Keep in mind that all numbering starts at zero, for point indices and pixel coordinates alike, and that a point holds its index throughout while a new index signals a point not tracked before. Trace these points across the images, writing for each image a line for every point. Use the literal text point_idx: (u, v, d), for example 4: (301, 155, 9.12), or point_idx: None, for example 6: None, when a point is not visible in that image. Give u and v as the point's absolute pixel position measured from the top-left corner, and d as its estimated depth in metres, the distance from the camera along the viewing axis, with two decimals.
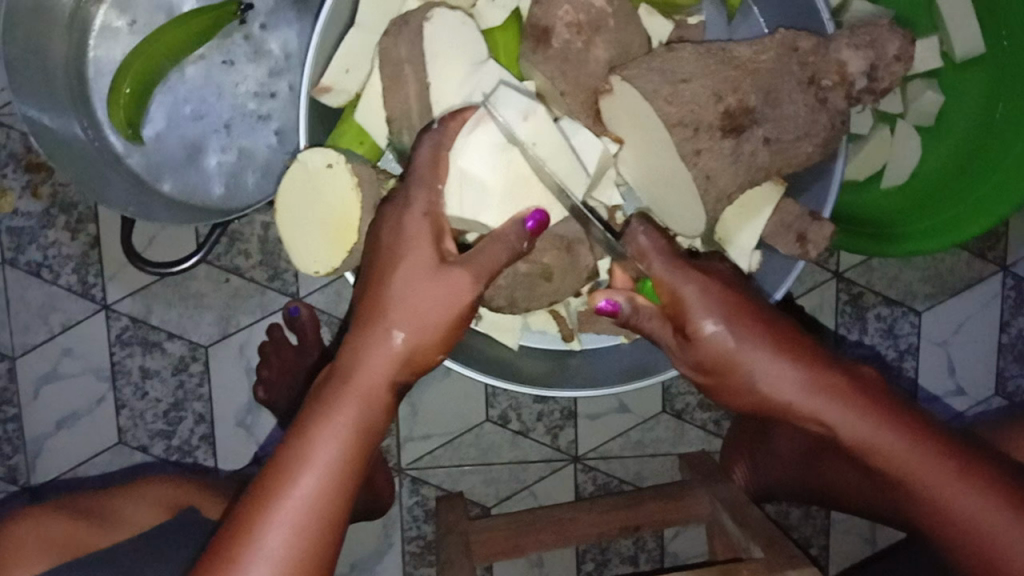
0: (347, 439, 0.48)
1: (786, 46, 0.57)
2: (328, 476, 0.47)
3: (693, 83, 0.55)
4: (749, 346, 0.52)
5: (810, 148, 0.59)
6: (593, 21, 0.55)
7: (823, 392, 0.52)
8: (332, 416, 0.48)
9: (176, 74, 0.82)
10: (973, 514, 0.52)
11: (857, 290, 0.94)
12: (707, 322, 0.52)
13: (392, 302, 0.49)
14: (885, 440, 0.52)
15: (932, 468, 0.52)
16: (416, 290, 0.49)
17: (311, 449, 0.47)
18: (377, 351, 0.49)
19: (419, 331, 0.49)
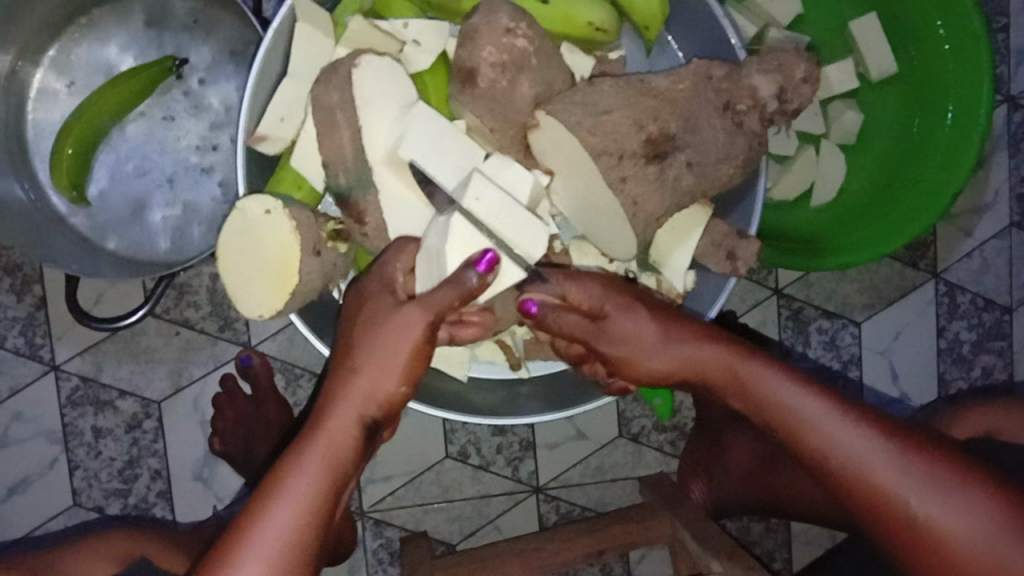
0: (322, 480, 0.49)
1: (700, 75, 0.60)
2: (308, 509, 0.48)
3: (614, 115, 0.57)
4: (647, 320, 0.57)
5: (731, 170, 0.61)
6: (516, 60, 0.58)
7: (706, 348, 0.56)
8: (303, 456, 0.49)
9: (117, 133, 0.83)
10: (883, 474, 0.49)
11: (797, 305, 0.97)
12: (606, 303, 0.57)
13: (360, 340, 0.53)
14: (760, 380, 0.54)
15: (822, 414, 0.51)
16: (382, 328, 0.52)
17: (286, 489, 0.48)
18: (347, 389, 0.52)
19: (384, 368, 0.52)
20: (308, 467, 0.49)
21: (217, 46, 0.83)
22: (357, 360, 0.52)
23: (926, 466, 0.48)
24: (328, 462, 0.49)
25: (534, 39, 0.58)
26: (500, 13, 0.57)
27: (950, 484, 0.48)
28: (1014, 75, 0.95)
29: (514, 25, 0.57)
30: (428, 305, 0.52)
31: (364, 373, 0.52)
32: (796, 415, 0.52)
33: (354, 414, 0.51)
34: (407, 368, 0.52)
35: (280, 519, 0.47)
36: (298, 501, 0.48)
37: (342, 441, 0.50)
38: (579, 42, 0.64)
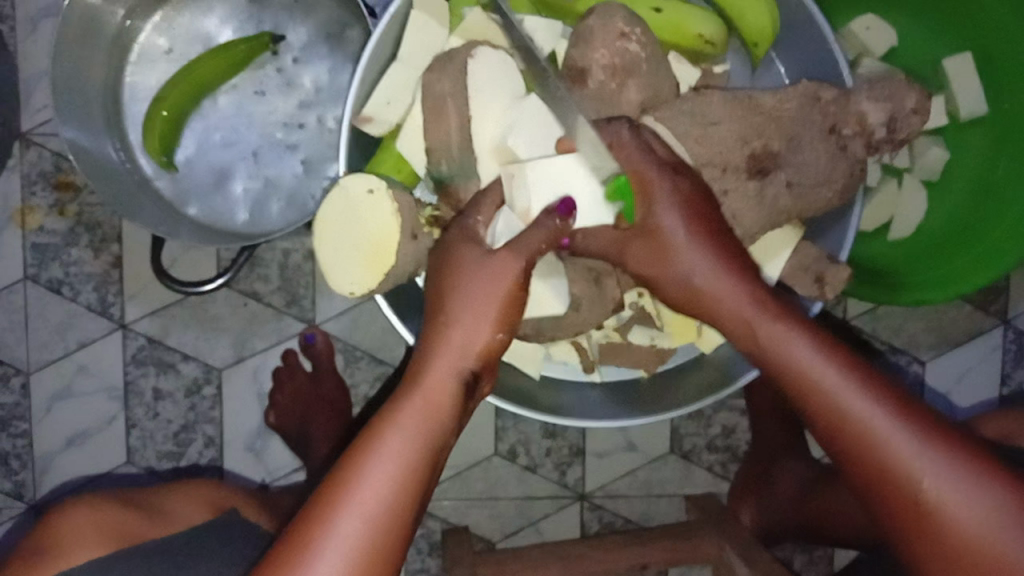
0: (423, 433, 0.50)
1: (809, 96, 0.60)
2: (408, 462, 0.50)
3: (721, 127, 0.58)
4: (694, 247, 0.53)
5: (830, 193, 0.61)
6: (627, 65, 0.58)
7: (738, 289, 0.53)
8: (401, 413, 0.51)
9: (209, 102, 0.85)
10: (892, 456, 0.49)
11: (862, 338, 0.96)
12: (667, 217, 0.52)
13: (456, 293, 0.52)
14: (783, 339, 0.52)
15: (836, 383, 0.50)
16: (471, 282, 0.52)
17: (385, 441, 0.50)
18: (446, 345, 0.52)
19: (476, 320, 0.52)
20: (403, 422, 0.50)
21: (314, 27, 0.85)
22: (450, 313, 0.52)
23: (926, 442, 0.48)
24: (425, 414, 0.51)
25: (646, 46, 0.58)
26: (616, 17, 0.57)
27: (957, 476, 0.48)
28: None
29: (629, 30, 0.57)
30: (513, 254, 0.52)
31: (459, 326, 0.52)
32: (814, 383, 0.51)
33: (445, 370, 0.52)
34: (495, 318, 0.52)
35: (381, 474, 0.49)
36: (399, 454, 0.49)
37: (437, 395, 0.51)
38: (686, 53, 0.64)
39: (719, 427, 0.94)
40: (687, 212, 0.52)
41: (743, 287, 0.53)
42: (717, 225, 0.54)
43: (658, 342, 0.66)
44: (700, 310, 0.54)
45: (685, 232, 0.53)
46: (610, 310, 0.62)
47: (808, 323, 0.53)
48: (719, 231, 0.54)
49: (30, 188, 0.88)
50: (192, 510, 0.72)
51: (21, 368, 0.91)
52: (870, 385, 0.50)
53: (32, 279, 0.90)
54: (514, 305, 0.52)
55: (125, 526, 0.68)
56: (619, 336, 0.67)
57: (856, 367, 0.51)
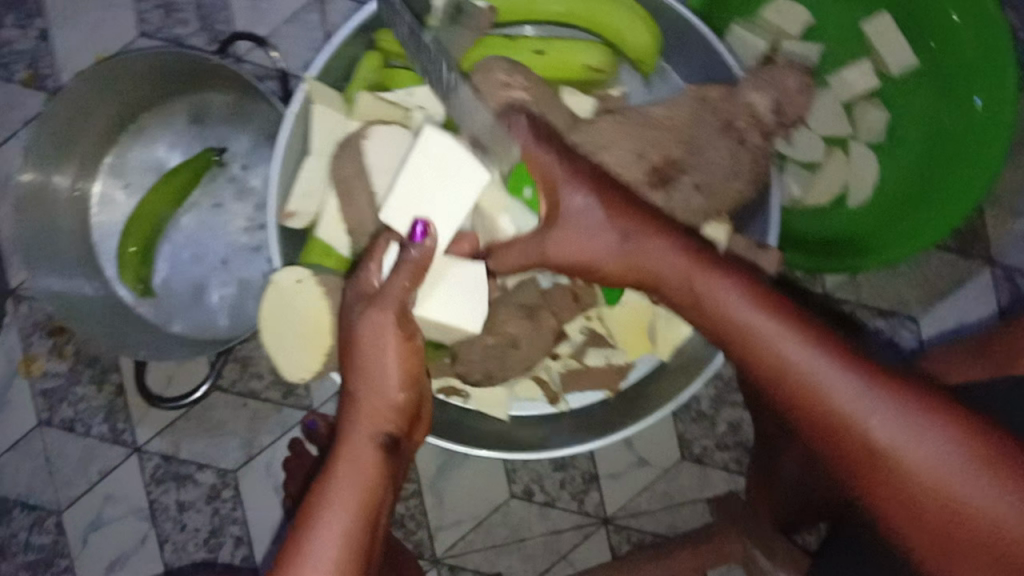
0: (348, 511, 0.49)
1: (695, 100, 0.62)
2: (343, 542, 0.48)
3: (612, 148, 0.60)
4: (617, 223, 0.52)
5: (740, 186, 0.62)
6: (517, 110, 0.60)
7: (650, 240, 0.51)
8: (328, 497, 0.50)
9: (173, 224, 0.91)
10: (874, 428, 0.44)
11: (848, 307, 0.97)
12: (580, 198, 0.52)
13: (353, 367, 0.52)
14: (710, 287, 0.49)
15: (778, 334, 0.46)
16: (361, 345, 0.51)
17: (313, 529, 0.49)
18: (365, 411, 0.52)
19: (375, 384, 0.51)
20: (327, 503, 0.50)
21: (255, 134, 0.90)
22: (353, 385, 0.52)
23: (888, 392, 0.44)
24: (353, 492, 0.50)
25: (532, 90, 0.61)
26: (495, 70, 0.60)
27: (971, 467, 0.42)
28: None
29: (510, 78, 0.60)
30: (381, 306, 0.52)
31: (365, 393, 0.52)
32: (756, 334, 0.47)
33: (363, 441, 0.51)
34: (399, 371, 0.51)
35: (320, 558, 0.48)
36: (331, 538, 0.48)
37: (360, 464, 0.50)
38: (578, 86, 0.66)
39: (725, 425, 0.94)
40: (594, 187, 0.52)
41: (694, 266, 0.50)
42: (624, 207, 0.52)
43: (613, 359, 0.68)
44: (635, 281, 0.53)
45: (590, 208, 0.52)
46: (551, 339, 0.64)
47: (743, 275, 0.50)
48: (634, 209, 0.53)
49: (29, 339, 0.94)
50: None
51: (53, 508, 0.96)
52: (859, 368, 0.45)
53: (46, 423, 0.95)
54: (412, 355, 0.52)
55: None
56: (577, 361, 0.68)
57: (804, 324, 0.47)
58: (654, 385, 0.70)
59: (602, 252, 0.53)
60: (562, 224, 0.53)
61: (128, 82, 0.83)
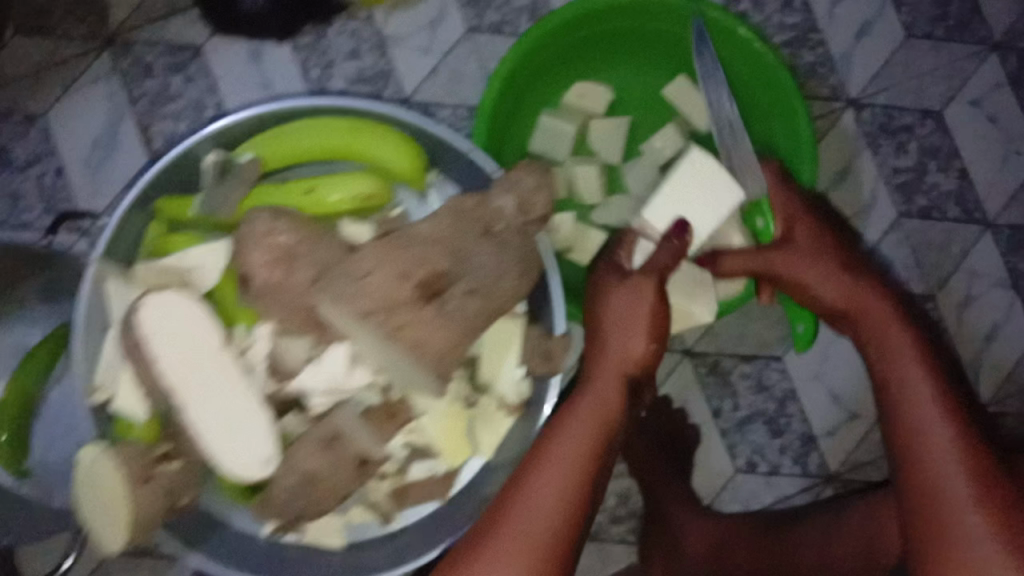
0: (570, 453, 0.64)
1: (453, 211, 0.64)
2: (563, 492, 0.63)
3: (375, 275, 0.61)
4: (818, 267, 0.74)
5: (512, 283, 0.65)
6: (284, 255, 0.62)
7: (849, 275, 0.73)
8: (576, 432, 0.65)
9: (43, 401, 0.88)
10: (944, 463, 0.61)
11: (711, 358, 0.95)
12: (797, 237, 0.77)
13: (606, 333, 0.68)
14: (868, 304, 0.72)
15: (898, 342, 0.69)
16: (619, 303, 0.68)
17: (547, 470, 0.63)
18: (609, 359, 0.68)
19: (626, 344, 0.67)
20: (554, 455, 0.64)
21: None
22: (606, 334, 0.68)
23: (954, 424, 0.63)
24: (594, 427, 0.65)
25: (295, 233, 0.63)
26: (256, 221, 0.63)
27: (974, 495, 0.60)
28: (848, 78, 0.96)
29: (272, 227, 0.63)
30: (636, 283, 0.68)
31: (613, 348, 0.68)
32: (890, 341, 0.69)
33: (614, 386, 0.67)
34: (645, 327, 0.67)
35: (544, 501, 0.62)
36: (554, 489, 0.63)
37: (602, 407, 0.66)
38: (356, 213, 0.69)
39: (615, 497, 0.95)
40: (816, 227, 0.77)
41: (877, 295, 0.72)
42: (813, 226, 0.77)
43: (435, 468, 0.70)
44: (847, 311, 0.73)
45: (800, 234, 0.77)
46: (357, 471, 0.64)
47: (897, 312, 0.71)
48: (819, 230, 0.77)
49: None
50: None
51: None
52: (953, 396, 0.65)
53: None
54: (658, 318, 0.68)
55: None
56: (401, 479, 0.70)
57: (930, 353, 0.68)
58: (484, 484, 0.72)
59: (812, 288, 0.74)
60: (791, 248, 0.76)
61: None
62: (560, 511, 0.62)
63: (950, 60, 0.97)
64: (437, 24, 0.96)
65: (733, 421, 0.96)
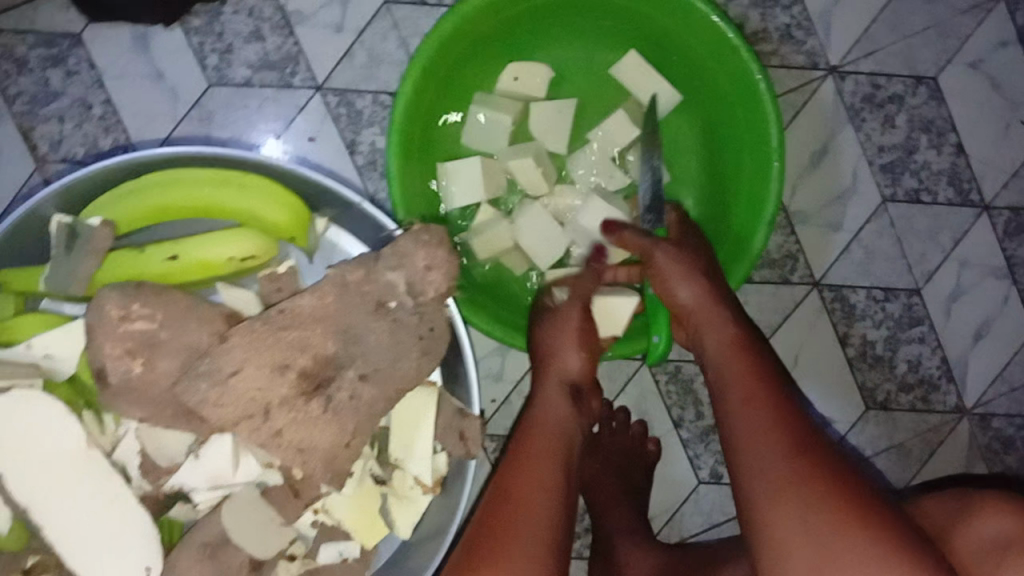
0: (544, 452, 0.59)
1: (340, 282, 0.55)
2: (551, 484, 0.57)
3: (244, 371, 0.52)
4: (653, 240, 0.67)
5: (415, 362, 0.57)
6: (145, 342, 0.54)
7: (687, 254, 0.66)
8: (529, 438, 0.61)
9: None
10: (750, 425, 0.53)
11: (672, 366, 0.87)
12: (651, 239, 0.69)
13: (546, 350, 0.66)
14: (687, 292, 0.64)
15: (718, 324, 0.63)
16: (552, 330, 0.67)
17: (528, 464, 0.58)
18: (564, 360, 0.66)
19: (573, 350, 0.66)
20: (529, 458, 0.58)
21: None
22: (545, 353, 0.66)
23: (759, 387, 0.55)
24: (555, 434, 0.61)
25: (157, 315, 0.55)
26: (106, 301, 0.54)
27: (792, 470, 0.49)
28: (828, 43, 0.84)
29: (127, 310, 0.54)
30: (562, 318, 0.67)
31: (556, 357, 0.66)
32: (713, 319, 0.63)
33: (559, 393, 0.64)
34: (575, 340, 0.66)
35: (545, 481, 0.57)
36: (543, 474, 0.57)
37: (548, 414, 0.62)
38: (231, 276, 0.60)
39: (570, 514, 0.89)
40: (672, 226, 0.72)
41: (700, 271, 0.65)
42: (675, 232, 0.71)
43: (347, 552, 0.62)
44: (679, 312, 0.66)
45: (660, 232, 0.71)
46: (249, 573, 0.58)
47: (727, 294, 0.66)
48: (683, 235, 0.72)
49: None
50: None
51: None
52: (772, 380, 0.56)
53: None
54: (588, 335, 0.67)
55: None
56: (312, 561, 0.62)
57: (748, 334, 0.62)
58: (403, 562, 0.64)
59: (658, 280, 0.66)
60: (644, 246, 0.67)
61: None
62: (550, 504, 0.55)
63: (940, 21, 0.85)
64: None
65: (696, 430, 0.88)
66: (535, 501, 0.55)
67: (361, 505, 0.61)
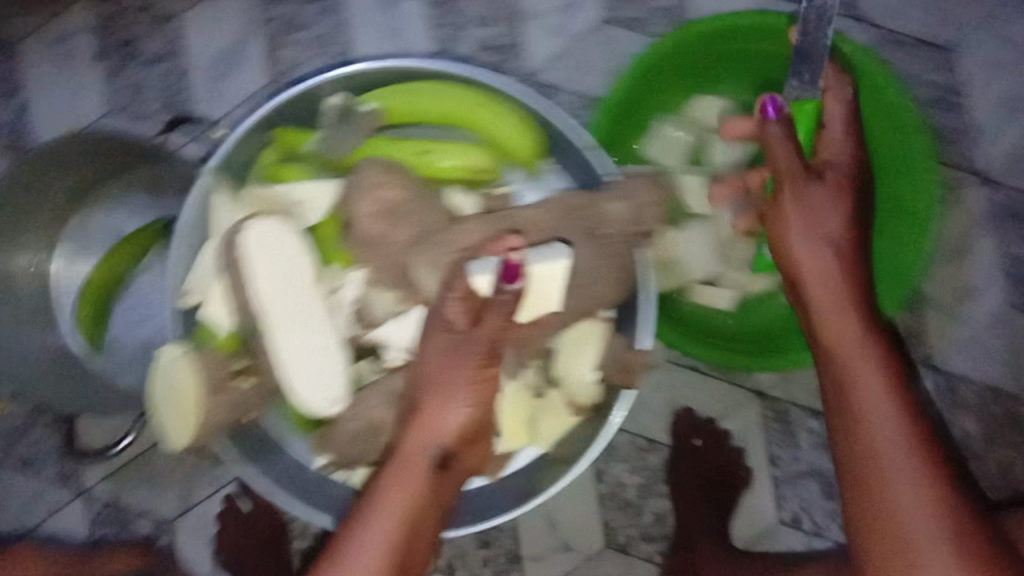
0: (389, 510, 0.59)
1: (564, 206, 0.65)
2: (390, 540, 0.59)
3: (476, 251, 0.63)
4: (837, 285, 0.68)
5: (605, 289, 0.66)
6: (389, 210, 0.64)
7: (847, 305, 0.68)
8: (374, 491, 0.60)
9: (131, 283, 0.96)
10: (899, 494, 0.60)
11: (782, 407, 0.95)
12: (797, 238, 0.70)
13: (425, 388, 0.61)
14: (850, 342, 0.67)
15: (870, 384, 0.64)
16: (448, 364, 0.61)
17: (360, 521, 0.59)
18: (441, 414, 0.61)
19: (449, 400, 0.61)
20: (365, 514, 0.60)
21: None
22: (433, 391, 0.61)
23: (926, 463, 0.61)
24: (413, 492, 0.60)
25: (404, 191, 0.65)
26: (369, 171, 0.65)
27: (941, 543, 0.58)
28: (986, 153, 0.93)
29: (384, 180, 0.64)
30: (473, 341, 0.61)
31: (427, 407, 0.61)
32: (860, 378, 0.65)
33: (430, 440, 0.61)
34: (464, 387, 0.61)
35: (372, 539, 0.58)
36: (379, 531, 0.59)
37: (421, 465, 0.60)
38: (464, 183, 0.69)
39: (651, 515, 0.96)
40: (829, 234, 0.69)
41: (873, 342, 0.66)
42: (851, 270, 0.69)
43: (495, 449, 0.71)
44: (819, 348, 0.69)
45: (799, 238, 0.69)
46: None
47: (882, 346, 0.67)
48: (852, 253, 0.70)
49: None
50: None
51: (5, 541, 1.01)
52: (933, 447, 0.62)
53: (3, 461, 1.01)
54: (484, 387, 0.62)
55: None
56: None
57: (905, 389, 0.65)
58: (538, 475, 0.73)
59: (824, 325, 0.68)
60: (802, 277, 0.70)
61: (72, 164, 0.85)
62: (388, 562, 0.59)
63: None
64: None
65: (789, 472, 0.94)
66: (360, 562, 0.58)
67: (525, 411, 0.70)
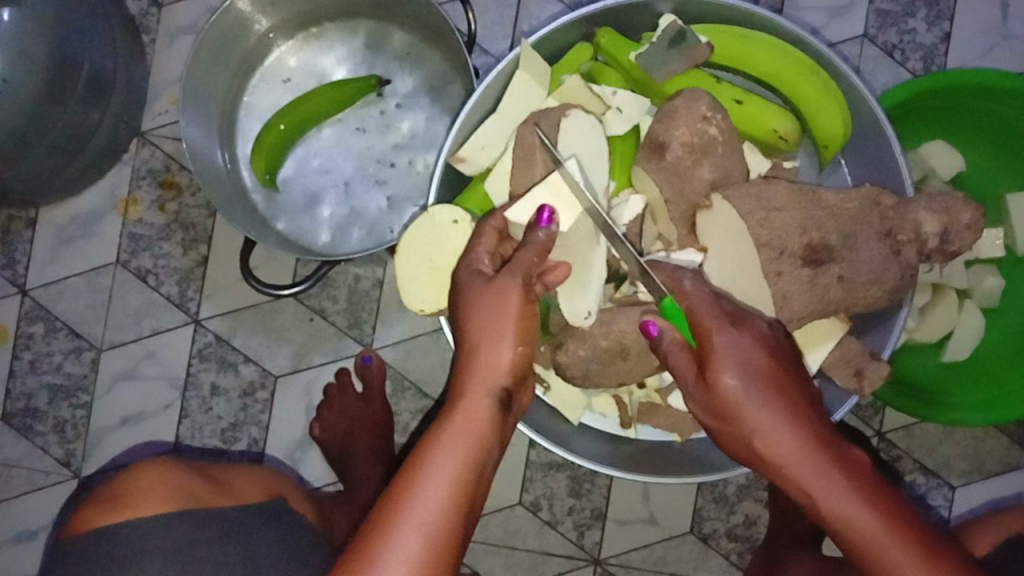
0: (462, 453, 0.51)
1: (870, 199, 0.64)
2: (457, 482, 0.49)
3: (784, 213, 0.62)
4: (754, 393, 0.53)
5: (879, 292, 0.64)
6: (704, 145, 0.63)
7: (796, 414, 0.53)
8: (443, 444, 0.51)
9: (314, 132, 0.93)
10: None
11: (895, 452, 0.97)
12: (728, 369, 0.54)
13: (469, 325, 0.57)
14: (809, 460, 0.51)
15: (868, 511, 0.50)
16: (477, 307, 0.57)
17: (430, 461, 0.50)
18: (483, 370, 0.55)
19: (497, 343, 0.56)
20: (447, 447, 0.51)
21: (421, 79, 0.93)
22: (471, 342, 0.56)
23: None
24: (469, 436, 0.52)
25: (724, 131, 0.63)
26: (700, 101, 0.63)
27: None
28: None
29: (710, 114, 0.63)
30: (511, 281, 0.57)
31: (478, 349, 0.56)
32: (838, 498, 0.51)
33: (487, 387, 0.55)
34: (512, 329, 0.56)
35: (434, 481, 0.49)
36: (441, 473, 0.49)
37: (476, 414, 0.53)
38: (759, 145, 0.69)
39: (741, 516, 0.96)
40: (744, 366, 0.53)
41: (839, 465, 0.51)
42: (784, 378, 0.54)
43: None
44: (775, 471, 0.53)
45: (733, 344, 0.55)
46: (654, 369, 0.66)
47: (863, 475, 0.51)
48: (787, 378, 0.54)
49: (139, 182, 0.97)
50: (252, 490, 0.74)
51: (95, 344, 0.97)
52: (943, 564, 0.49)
53: (122, 264, 0.97)
54: (529, 322, 0.57)
55: (200, 493, 0.69)
56: (659, 397, 0.70)
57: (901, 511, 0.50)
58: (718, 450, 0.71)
59: (755, 434, 0.53)
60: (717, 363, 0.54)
61: None
62: (454, 508, 0.48)
63: None
64: (839, 16, 0.95)
65: None
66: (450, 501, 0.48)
67: None
